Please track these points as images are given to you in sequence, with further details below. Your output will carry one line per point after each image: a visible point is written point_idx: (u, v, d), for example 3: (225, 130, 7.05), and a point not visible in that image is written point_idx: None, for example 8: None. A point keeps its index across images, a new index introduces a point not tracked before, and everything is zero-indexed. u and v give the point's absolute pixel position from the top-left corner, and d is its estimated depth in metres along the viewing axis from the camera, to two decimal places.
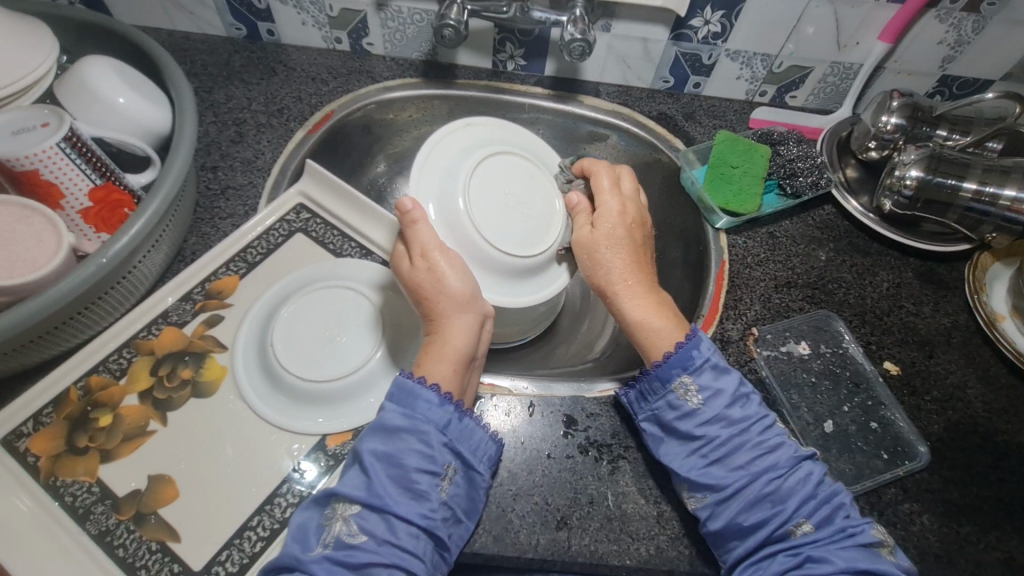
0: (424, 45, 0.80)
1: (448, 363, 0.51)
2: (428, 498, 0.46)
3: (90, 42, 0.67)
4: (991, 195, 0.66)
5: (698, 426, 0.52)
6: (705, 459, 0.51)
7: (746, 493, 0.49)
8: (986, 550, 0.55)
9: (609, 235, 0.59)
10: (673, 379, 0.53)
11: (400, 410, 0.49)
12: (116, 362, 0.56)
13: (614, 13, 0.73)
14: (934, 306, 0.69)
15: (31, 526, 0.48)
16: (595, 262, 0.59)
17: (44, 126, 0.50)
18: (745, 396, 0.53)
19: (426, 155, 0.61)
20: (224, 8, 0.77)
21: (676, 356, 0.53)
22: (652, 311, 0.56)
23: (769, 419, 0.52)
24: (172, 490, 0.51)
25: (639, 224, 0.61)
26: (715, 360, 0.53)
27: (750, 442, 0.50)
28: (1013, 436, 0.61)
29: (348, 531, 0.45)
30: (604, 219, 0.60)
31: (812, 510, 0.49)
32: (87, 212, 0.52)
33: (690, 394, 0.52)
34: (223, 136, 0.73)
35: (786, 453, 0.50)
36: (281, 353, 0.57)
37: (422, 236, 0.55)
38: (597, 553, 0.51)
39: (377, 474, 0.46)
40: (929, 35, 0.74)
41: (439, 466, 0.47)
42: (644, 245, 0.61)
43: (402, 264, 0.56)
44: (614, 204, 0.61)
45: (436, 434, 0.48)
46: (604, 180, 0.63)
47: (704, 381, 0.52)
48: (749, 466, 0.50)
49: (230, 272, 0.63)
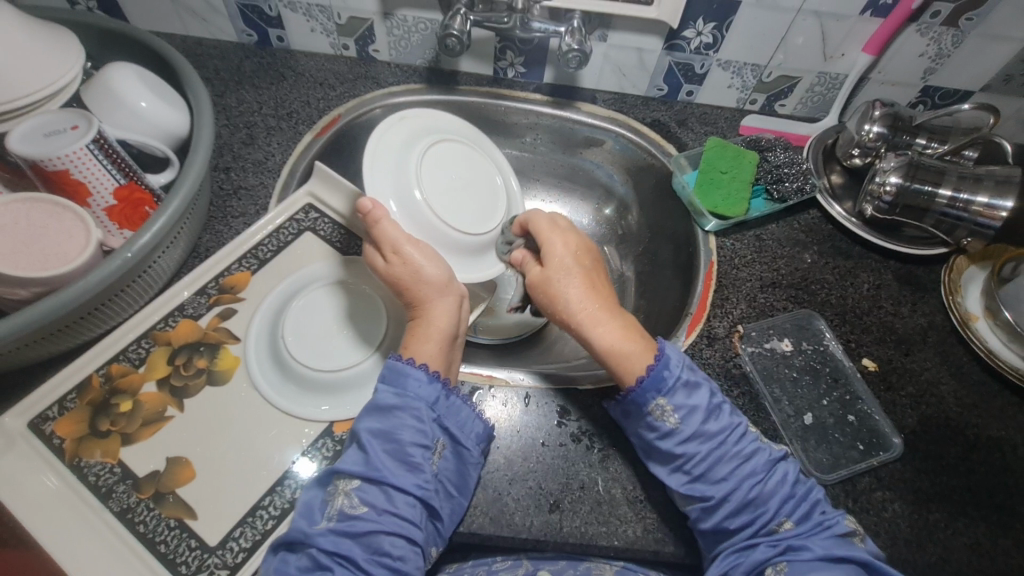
0: (428, 53, 0.84)
1: (434, 342, 0.55)
2: (422, 469, 0.51)
3: (111, 48, 0.71)
4: (964, 201, 0.70)
5: (678, 444, 0.54)
6: (689, 475, 0.54)
7: (732, 501, 0.53)
8: (954, 535, 0.58)
9: (563, 272, 0.60)
10: (649, 403, 0.55)
11: (392, 389, 0.53)
12: (135, 352, 0.59)
13: (610, 24, 0.76)
14: (912, 307, 0.73)
15: (57, 503, 0.51)
16: (553, 298, 0.60)
17: (74, 129, 0.53)
18: (718, 407, 0.55)
19: (373, 149, 0.60)
20: (237, 15, 0.80)
21: (649, 379, 0.55)
22: (619, 335, 0.57)
23: (742, 426, 0.55)
24: (189, 471, 0.54)
25: (586, 250, 0.63)
26: (686, 376, 0.55)
27: (728, 455, 0.54)
28: (983, 429, 0.64)
29: (350, 503, 0.49)
30: (553, 257, 0.61)
31: (792, 509, 0.53)
32: (111, 209, 0.56)
33: (667, 414, 0.54)
34: (234, 138, 0.77)
35: (762, 458, 0.54)
36: (292, 345, 0.60)
37: (390, 234, 0.56)
38: (587, 534, 0.55)
39: (374, 450, 0.51)
40: (911, 47, 0.77)
41: (429, 439, 0.52)
42: (595, 268, 0.62)
43: (375, 259, 0.58)
44: (559, 241, 0.61)
45: (426, 410, 0.52)
46: (541, 221, 0.62)
47: (679, 401, 0.54)
48: (731, 475, 0.53)
49: (242, 268, 0.66)
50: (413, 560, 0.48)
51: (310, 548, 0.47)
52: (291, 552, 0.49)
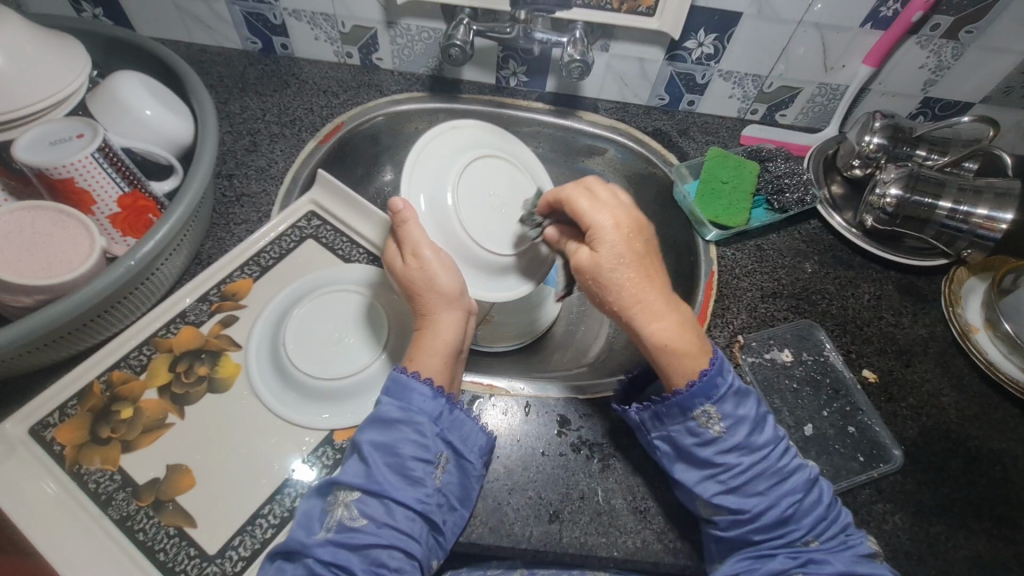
0: (431, 62, 0.85)
1: (439, 355, 0.55)
2: (424, 484, 0.51)
3: (116, 56, 0.71)
4: (964, 213, 0.70)
5: (718, 453, 0.53)
6: (724, 485, 0.53)
7: (766, 516, 0.52)
8: (954, 548, 0.58)
9: (618, 257, 0.54)
10: (697, 408, 0.53)
11: (396, 402, 0.53)
12: (137, 359, 0.59)
13: (612, 35, 0.77)
14: (913, 318, 0.73)
15: (56, 509, 0.51)
16: (605, 287, 0.55)
17: (79, 137, 0.53)
18: (763, 418, 0.55)
19: (421, 148, 0.62)
20: (242, 23, 0.81)
21: (701, 383, 0.53)
22: (673, 329, 0.54)
23: (785, 442, 0.55)
24: (190, 478, 0.54)
25: (638, 229, 0.56)
26: (737, 386, 0.54)
27: (769, 470, 0.53)
28: (984, 441, 0.64)
29: (349, 515, 0.49)
30: (606, 241, 0.54)
31: (820, 529, 0.53)
32: (115, 217, 0.56)
33: (712, 422, 0.53)
34: (238, 145, 0.77)
35: (801, 477, 0.53)
36: (293, 353, 0.60)
37: (413, 236, 0.57)
38: (586, 544, 0.55)
39: (375, 463, 0.51)
40: (911, 59, 0.78)
41: (432, 454, 0.51)
42: (648, 251, 0.56)
43: (395, 259, 0.59)
44: (606, 222, 0.55)
45: (429, 425, 0.52)
46: (581, 202, 0.56)
47: (727, 410, 0.53)
48: (767, 490, 0.53)
49: (244, 275, 0.66)
50: (410, 572, 0.49)
51: (306, 559, 0.47)
52: (287, 562, 0.49)
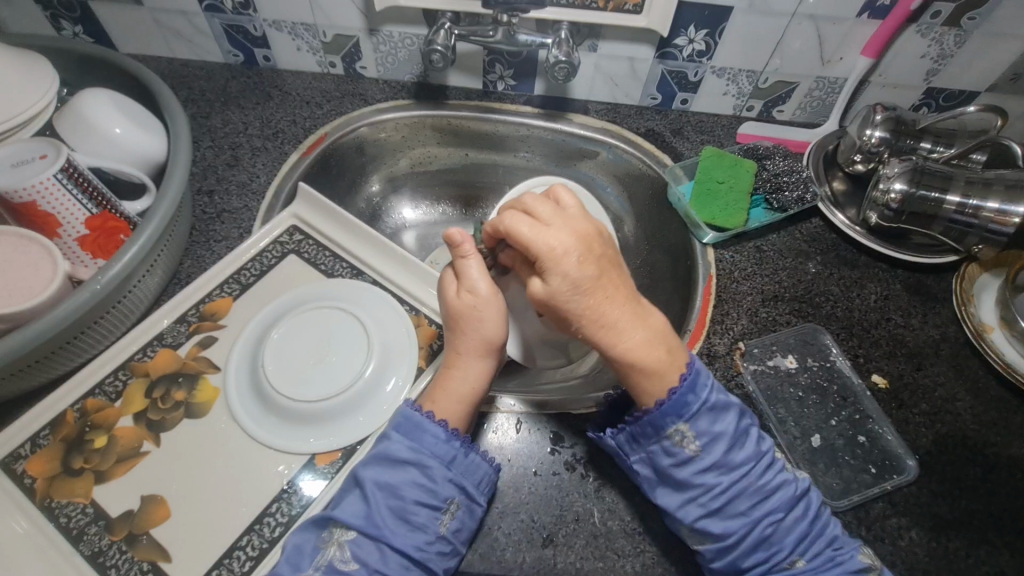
0: (416, 68, 0.82)
1: (462, 404, 0.53)
2: (425, 530, 0.48)
3: (89, 73, 0.70)
4: (974, 208, 0.67)
5: (695, 474, 0.50)
6: (704, 508, 0.50)
7: (748, 539, 0.49)
8: (976, 565, 0.54)
9: (570, 281, 0.51)
10: (669, 427, 0.50)
11: (407, 442, 0.50)
12: (112, 385, 0.57)
13: (599, 34, 0.74)
14: (923, 318, 0.69)
15: (27, 547, 0.50)
16: (561, 314, 0.53)
17: (42, 159, 0.52)
18: (744, 432, 0.52)
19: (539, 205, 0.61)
20: (221, 35, 0.79)
21: (670, 403, 0.50)
22: (642, 351, 0.51)
23: (770, 456, 0.52)
24: (164, 510, 0.52)
25: (588, 248, 0.53)
26: (713, 401, 0.51)
27: (751, 487, 0.50)
28: (1004, 449, 0.61)
29: (341, 556, 0.47)
30: (552, 270, 0.51)
31: (806, 547, 0.50)
32: (83, 239, 0.55)
33: (687, 441, 0.50)
34: (219, 160, 0.75)
35: (786, 495, 0.50)
36: (272, 375, 0.58)
37: (471, 272, 0.56)
38: (582, 570, 0.52)
39: (377, 504, 0.48)
40: (912, 48, 0.74)
41: (440, 500, 0.49)
42: (603, 269, 0.53)
43: (448, 288, 0.57)
44: (554, 248, 0.52)
45: (440, 469, 0.50)
46: (521, 230, 0.53)
47: (702, 427, 0.50)
48: (750, 509, 0.50)
49: (223, 294, 0.64)
50: None
51: None
52: None
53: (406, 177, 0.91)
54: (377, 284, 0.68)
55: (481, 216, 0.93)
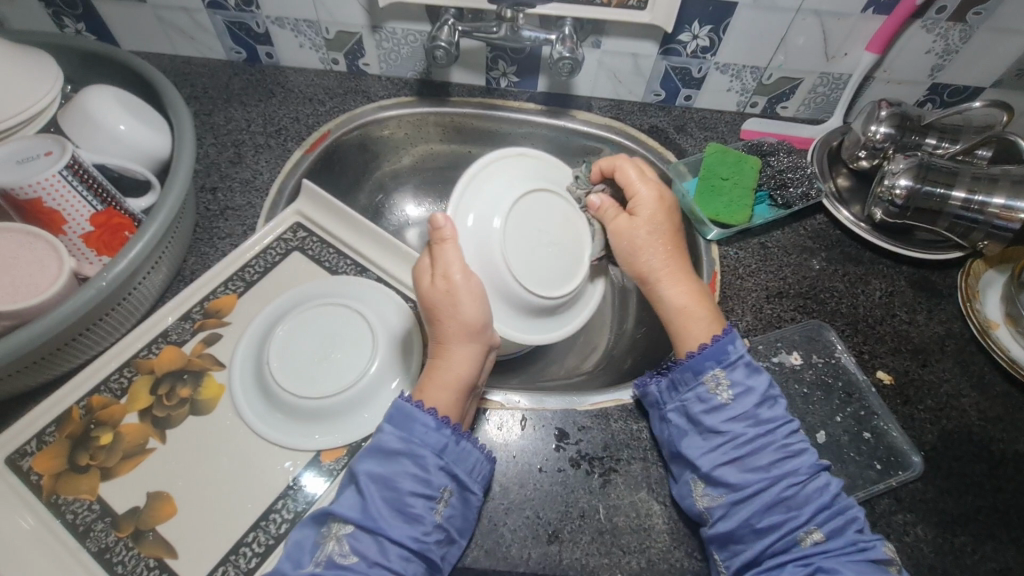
0: (419, 65, 0.82)
1: (451, 391, 0.52)
2: (421, 521, 0.48)
3: (93, 70, 0.70)
4: (979, 203, 0.67)
5: (723, 421, 0.53)
6: (727, 455, 0.52)
7: (766, 495, 0.51)
8: (982, 561, 0.54)
9: (649, 225, 0.62)
10: (708, 371, 0.55)
11: (398, 433, 0.50)
12: (117, 382, 0.57)
13: (603, 30, 0.74)
14: (928, 314, 0.69)
15: (33, 544, 0.50)
16: (635, 249, 0.62)
17: (47, 155, 0.52)
18: (773, 398, 0.55)
19: (474, 171, 0.61)
20: (224, 32, 0.79)
21: (712, 348, 0.56)
22: (694, 299, 0.60)
23: (795, 425, 0.54)
24: (170, 506, 0.52)
25: (671, 205, 0.64)
26: (749, 359, 0.56)
27: (774, 446, 0.52)
28: (1009, 445, 0.61)
29: (340, 550, 0.47)
30: (644, 211, 0.62)
31: (824, 519, 0.50)
32: (88, 236, 0.55)
33: (721, 388, 0.54)
34: (222, 157, 0.75)
35: (807, 461, 0.52)
36: (277, 371, 0.58)
37: (448, 256, 0.54)
38: (588, 567, 0.52)
39: (372, 497, 0.48)
40: (917, 44, 0.74)
41: (435, 489, 0.49)
42: (677, 227, 0.64)
43: (423, 277, 0.55)
44: (648, 194, 0.63)
45: (432, 458, 0.50)
46: (631, 170, 0.64)
47: (736, 377, 0.55)
48: (770, 467, 0.52)
49: (227, 291, 0.64)
50: None
51: None
52: None
53: (409, 175, 0.91)
54: (382, 281, 0.68)
55: None
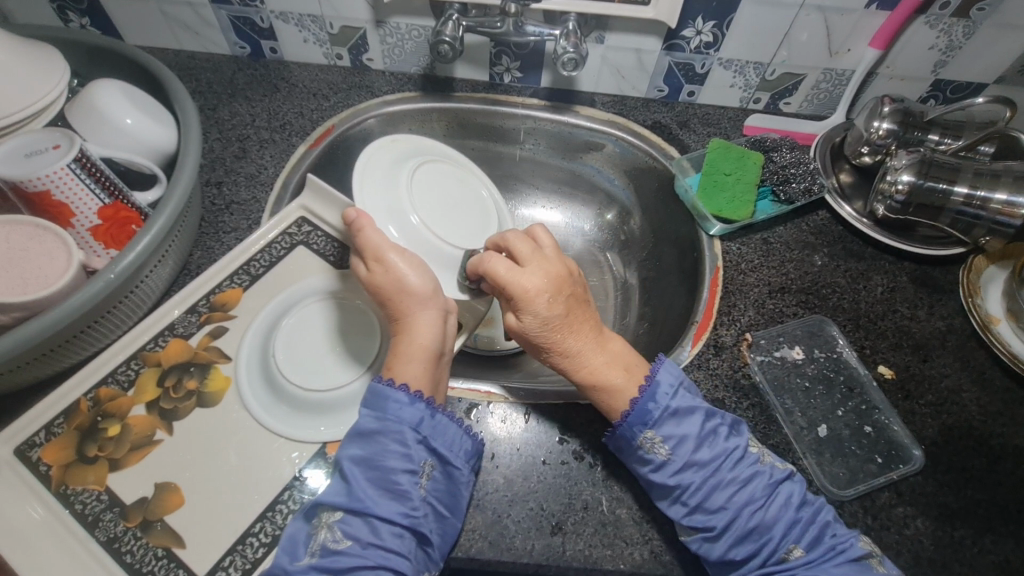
0: (422, 60, 0.82)
1: (418, 361, 0.53)
2: (409, 497, 0.49)
3: (98, 64, 0.70)
4: (982, 199, 0.67)
5: (670, 476, 0.51)
6: (686, 506, 0.50)
7: (733, 532, 0.49)
8: (981, 554, 0.55)
9: (541, 320, 0.54)
10: (637, 436, 0.52)
11: (374, 413, 0.51)
12: (124, 374, 0.57)
13: (607, 26, 0.74)
14: (929, 310, 0.70)
15: (43, 533, 0.50)
16: (533, 345, 0.56)
17: (56, 148, 0.53)
18: (711, 432, 0.53)
19: (362, 165, 0.59)
20: (228, 27, 0.79)
21: (634, 412, 0.52)
22: (608, 376, 0.54)
23: (740, 451, 0.52)
24: (178, 496, 0.52)
25: (560, 288, 0.55)
26: (675, 405, 0.53)
27: (724, 482, 0.51)
28: (1009, 439, 0.61)
29: (332, 537, 0.47)
30: (529, 310, 0.54)
31: (799, 535, 0.50)
32: (96, 229, 0.55)
33: (657, 446, 0.52)
34: (227, 152, 0.76)
35: (761, 483, 0.51)
36: (282, 364, 0.58)
37: (374, 242, 0.54)
38: (591, 558, 0.52)
39: (356, 479, 0.49)
40: (920, 40, 0.74)
41: (417, 463, 0.50)
42: (575, 306, 0.56)
43: (358, 267, 0.56)
44: (529, 291, 0.54)
45: (411, 433, 0.50)
46: (501, 268, 0.54)
47: (667, 430, 0.52)
48: (729, 504, 0.50)
49: (233, 285, 0.65)
50: None
51: None
52: None
53: None
54: None
55: None
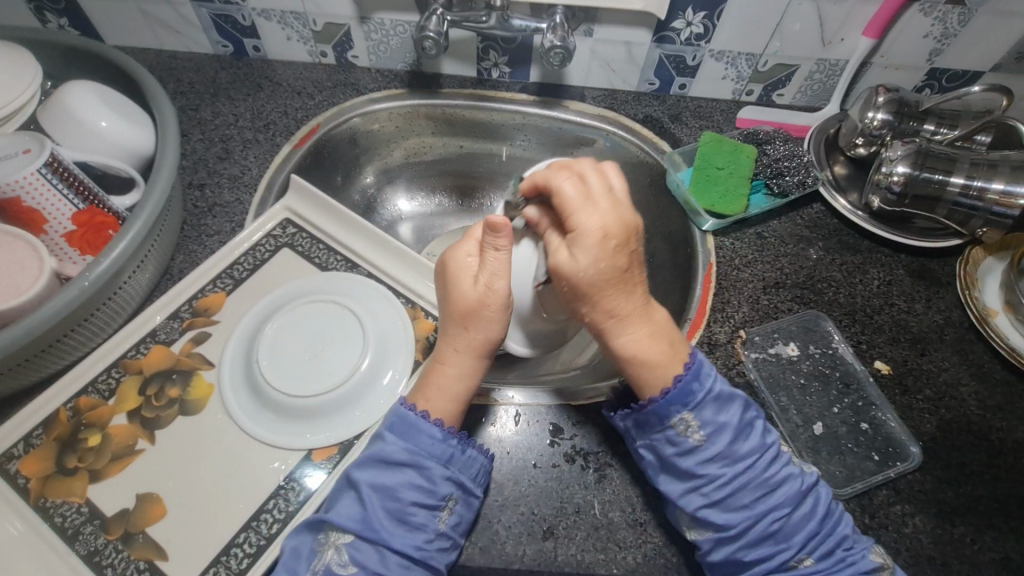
0: (409, 56, 0.80)
1: (455, 400, 0.52)
2: (425, 529, 0.48)
3: (75, 65, 0.68)
4: (978, 189, 0.66)
5: (699, 464, 0.49)
6: (706, 498, 0.49)
7: (751, 533, 0.48)
8: (982, 551, 0.54)
9: (596, 269, 0.48)
10: (673, 416, 0.49)
11: (403, 443, 0.49)
12: (104, 383, 0.56)
13: (595, 18, 0.73)
14: (927, 303, 0.68)
15: (21, 548, 0.49)
16: (576, 296, 0.50)
17: (26, 153, 0.51)
18: (748, 424, 0.51)
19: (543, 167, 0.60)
20: (210, 26, 0.77)
21: (675, 391, 0.49)
22: (646, 346, 0.51)
23: (774, 450, 0.51)
24: (160, 508, 0.51)
25: (626, 239, 0.48)
26: (718, 391, 0.50)
27: (754, 481, 0.49)
28: (1009, 433, 0.60)
29: (339, 559, 0.46)
30: (586, 250, 0.48)
31: (815, 545, 0.49)
32: (71, 235, 0.54)
33: (691, 431, 0.49)
34: (210, 153, 0.74)
35: (792, 490, 0.49)
36: (266, 369, 0.57)
37: (496, 261, 0.51)
38: (584, 562, 0.51)
39: (373, 506, 0.47)
40: (915, 28, 0.73)
41: (439, 499, 0.48)
42: (633, 263, 0.49)
43: (459, 275, 0.52)
44: (594, 226, 0.48)
45: (438, 469, 0.49)
46: (569, 193, 0.50)
47: (706, 417, 0.49)
48: (754, 503, 0.49)
49: (216, 289, 0.63)
50: None
51: None
52: None
53: (401, 169, 0.89)
54: (376, 279, 0.67)
55: (478, 207, 0.92)
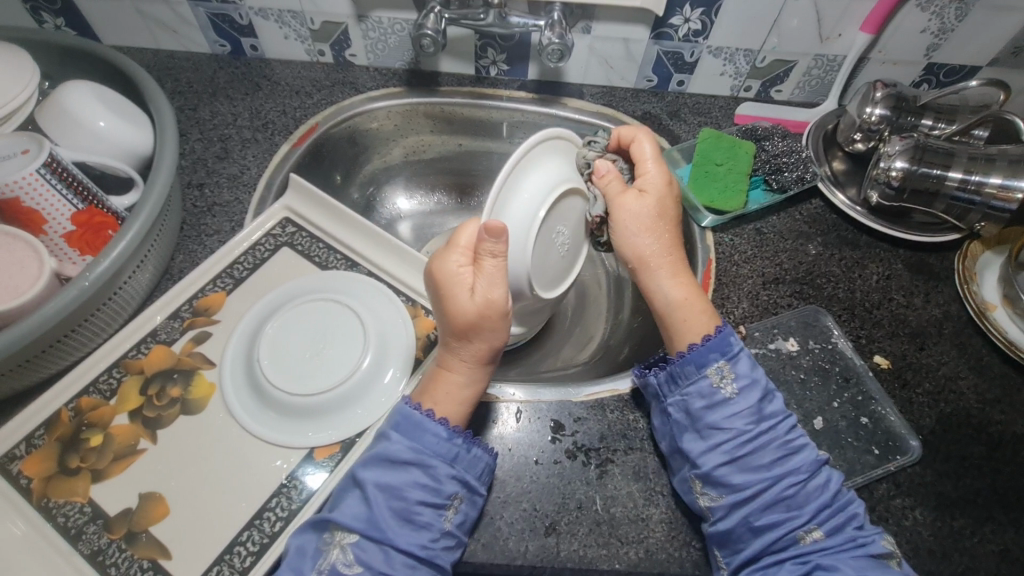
0: (407, 54, 0.80)
1: (463, 403, 0.52)
2: (430, 528, 0.48)
3: (72, 65, 0.68)
4: (976, 183, 0.66)
5: (726, 417, 0.51)
6: (727, 455, 0.50)
7: (766, 494, 0.50)
8: (982, 543, 0.54)
9: (658, 204, 0.58)
10: (711, 363, 0.53)
11: (407, 442, 0.49)
12: (106, 384, 0.56)
13: (593, 15, 0.73)
14: (926, 298, 0.69)
15: (24, 549, 0.49)
16: (636, 234, 0.57)
17: (24, 153, 0.51)
18: (773, 391, 0.54)
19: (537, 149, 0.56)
20: (207, 25, 0.77)
21: (715, 339, 0.54)
22: (691, 291, 0.57)
23: (795, 420, 0.53)
24: (163, 507, 0.51)
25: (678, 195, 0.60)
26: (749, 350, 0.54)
27: (776, 441, 0.51)
28: (1008, 426, 0.60)
29: (344, 559, 0.47)
30: (654, 190, 0.58)
31: (824, 518, 0.49)
32: (70, 236, 0.54)
33: (725, 381, 0.52)
34: (208, 153, 0.74)
35: (810, 458, 0.51)
36: (268, 369, 0.57)
37: (490, 269, 0.50)
38: (586, 558, 0.51)
39: (378, 506, 0.47)
40: (912, 23, 0.73)
41: (444, 498, 0.48)
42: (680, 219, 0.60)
43: (453, 286, 0.51)
44: (661, 175, 0.59)
45: (444, 468, 0.49)
46: (648, 147, 0.60)
47: (740, 370, 0.53)
48: (772, 465, 0.50)
49: (216, 289, 0.63)
50: None
51: None
52: None
53: (400, 168, 0.90)
54: (377, 277, 0.67)
55: (477, 205, 0.92)
